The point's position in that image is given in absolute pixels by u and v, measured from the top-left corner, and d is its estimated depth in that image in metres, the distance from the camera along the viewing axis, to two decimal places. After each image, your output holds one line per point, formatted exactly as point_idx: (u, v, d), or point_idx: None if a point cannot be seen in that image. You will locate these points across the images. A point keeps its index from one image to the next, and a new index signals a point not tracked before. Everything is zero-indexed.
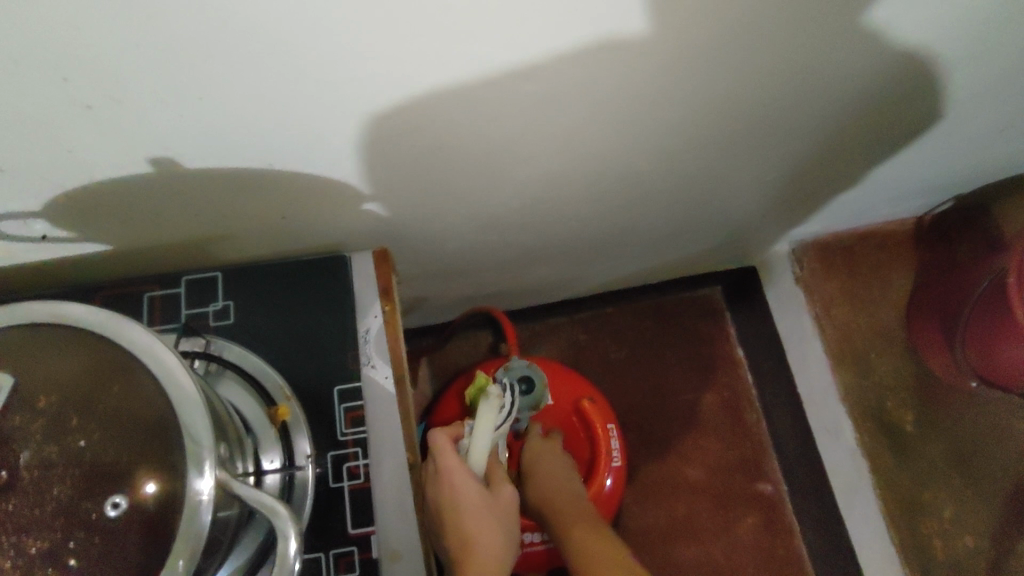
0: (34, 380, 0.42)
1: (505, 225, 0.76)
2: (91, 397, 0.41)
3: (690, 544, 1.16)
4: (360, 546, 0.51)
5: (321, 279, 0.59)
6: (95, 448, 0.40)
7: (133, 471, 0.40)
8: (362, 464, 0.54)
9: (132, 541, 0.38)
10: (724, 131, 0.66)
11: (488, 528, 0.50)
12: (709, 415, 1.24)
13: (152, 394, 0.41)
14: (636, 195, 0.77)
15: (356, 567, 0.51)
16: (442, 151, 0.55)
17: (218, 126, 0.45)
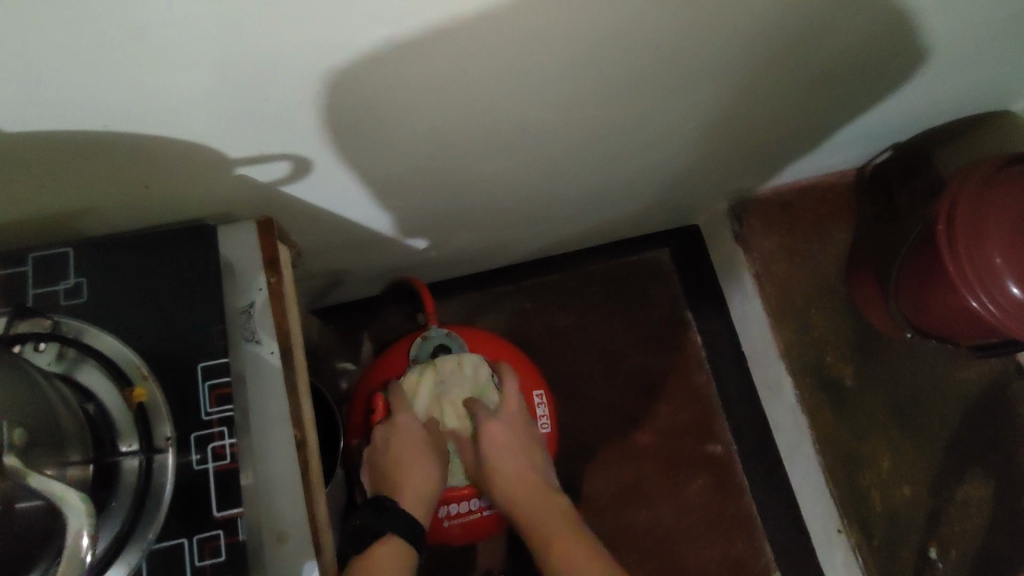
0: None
1: (410, 187, 0.72)
2: None
3: (641, 507, 1.16)
4: (227, 531, 0.48)
5: (187, 250, 0.55)
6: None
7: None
8: (230, 445, 0.50)
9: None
10: (625, 79, 0.61)
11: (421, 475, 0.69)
12: (656, 378, 1.23)
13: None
14: (549, 152, 0.73)
15: (223, 553, 0.48)
16: (304, 106, 0.51)
17: (23, 81, 0.40)
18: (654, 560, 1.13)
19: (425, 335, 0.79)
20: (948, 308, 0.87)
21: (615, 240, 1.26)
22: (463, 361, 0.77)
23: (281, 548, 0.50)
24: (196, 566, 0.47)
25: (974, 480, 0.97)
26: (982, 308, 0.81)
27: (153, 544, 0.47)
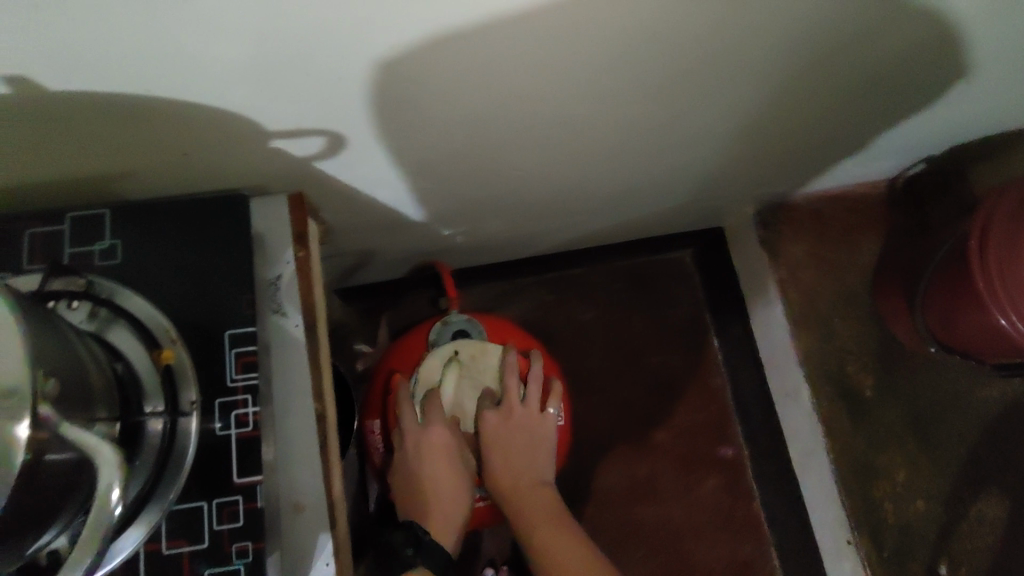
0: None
1: (429, 177, 0.73)
2: None
3: (650, 504, 1.16)
4: (246, 496, 0.49)
5: (218, 219, 0.55)
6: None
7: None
8: (253, 412, 0.51)
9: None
10: (660, 77, 0.61)
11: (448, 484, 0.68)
12: (673, 378, 1.23)
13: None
14: (575, 150, 0.73)
15: (240, 518, 0.48)
16: (338, 90, 0.51)
17: (65, 41, 0.40)
18: (661, 559, 1.14)
19: (447, 318, 0.80)
20: (975, 325, 0.85)
21: (638, 238, 1.25)
22: (482, 348, 0.77)
23: (297, 518, 0.51)
24: (214, 529, 0.48)
25: (988, 500, 0.98)
26: (1011, 326, 0.80)
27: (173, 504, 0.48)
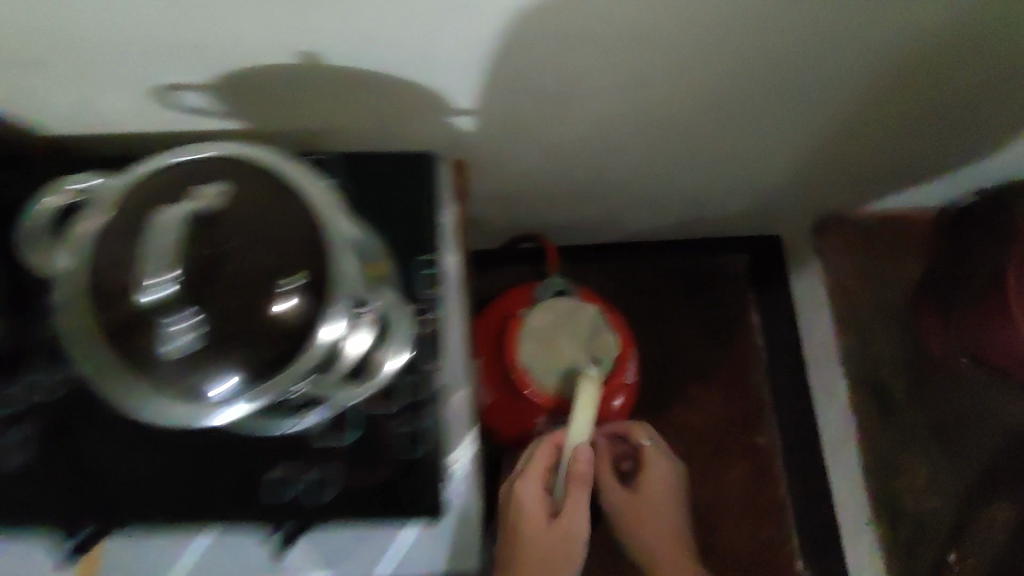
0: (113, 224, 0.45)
1: (543, 161, 0.87)
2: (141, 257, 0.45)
3: (683, 486, 1.21)
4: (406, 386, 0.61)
5: (407, 171, 0.69)
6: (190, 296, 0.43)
7: (240, 307, 0.44)
8: (430, 318, 0.62)
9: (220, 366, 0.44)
10: (758, 98, 0.75)
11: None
12: (715, 368, 1.30)
13: (269, 225, 0.46)
14: (669, 150, 0.87)
15: (405, 399, 0.59)
16: (509, 84, 0.66)
17: (346, 29, 0.56)
18: (686, 531, 1.19)
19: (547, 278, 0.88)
20: (1001, 341, 0.97)
21: (698, 236, 1.27)
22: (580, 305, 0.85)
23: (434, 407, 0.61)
24: (380, 407, 0.58)
25: (1000, 503, 1.13)
26: None
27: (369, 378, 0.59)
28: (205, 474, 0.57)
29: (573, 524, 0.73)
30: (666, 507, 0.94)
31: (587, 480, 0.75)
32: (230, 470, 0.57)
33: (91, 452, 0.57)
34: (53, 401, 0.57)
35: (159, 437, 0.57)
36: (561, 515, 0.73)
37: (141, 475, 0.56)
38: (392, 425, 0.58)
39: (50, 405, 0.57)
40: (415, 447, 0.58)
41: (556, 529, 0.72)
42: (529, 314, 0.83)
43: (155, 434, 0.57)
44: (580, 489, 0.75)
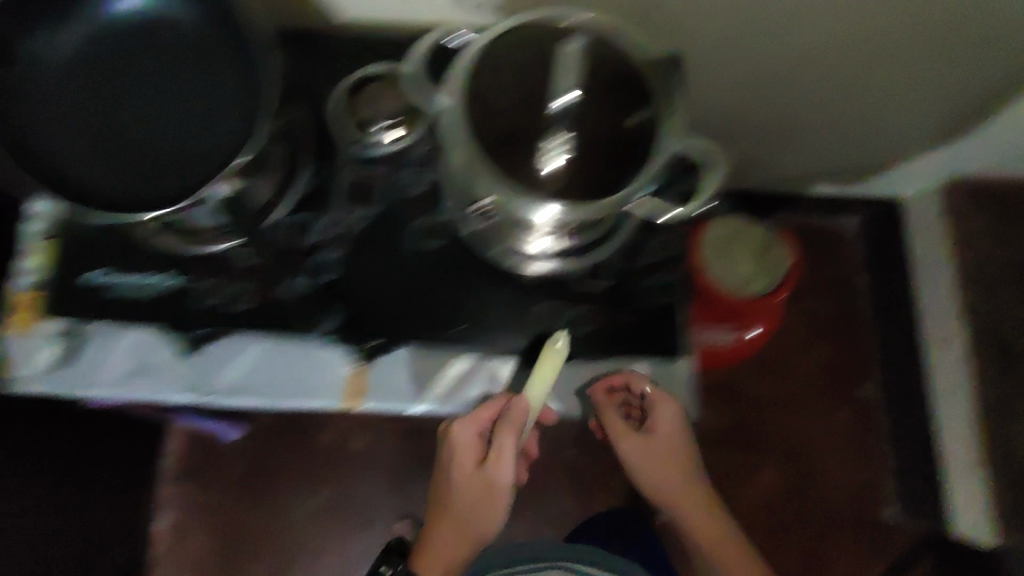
0: (480, 81, 0.51)
1: (727, 94, 0.94)
2: (512, 125, 0.50)
3: (791, 415, 1.39)
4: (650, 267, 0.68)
5: None
6: (578, 131, 0.50)
7: (617, 135, 0.51)
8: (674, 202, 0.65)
9: (596, 182, 0.50)
10: (933, 73, 0.86)
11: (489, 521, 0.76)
12: (828, 319, 1.43)
13: (621, 74, 0.51)
14: (834, 107, 0.97)
15: (644, 266, 0.68)
16: (732, 32, 0.77)
17: None
18: (791, 465, 1.38)
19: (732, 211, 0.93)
20: None
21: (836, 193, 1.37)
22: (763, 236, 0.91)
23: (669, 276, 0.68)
24: (625, 268, 0.68)
25: None
26: None
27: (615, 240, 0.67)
28: (476, 304, 0.67)
29: (495, 479, 0.73)
30: (670, 462, 0.81)
31: (519, 431, 0.67)
32: (495, 303, 0.67)
33: (374, 287, 0.66)
34: (352, 235, 0.66)
35: (434, 271, 0.67)
36: (483, 463, 0.73)
37: (406, 293, 0.67)
38: (647, 278, 0.68)
39: (349, 240, 0.66)
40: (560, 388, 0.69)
41: (478, 475, 0.74)
42: (710, 224, 0.90)
43: (430, 269, 0.67)
44: (506, 439, 0.68)
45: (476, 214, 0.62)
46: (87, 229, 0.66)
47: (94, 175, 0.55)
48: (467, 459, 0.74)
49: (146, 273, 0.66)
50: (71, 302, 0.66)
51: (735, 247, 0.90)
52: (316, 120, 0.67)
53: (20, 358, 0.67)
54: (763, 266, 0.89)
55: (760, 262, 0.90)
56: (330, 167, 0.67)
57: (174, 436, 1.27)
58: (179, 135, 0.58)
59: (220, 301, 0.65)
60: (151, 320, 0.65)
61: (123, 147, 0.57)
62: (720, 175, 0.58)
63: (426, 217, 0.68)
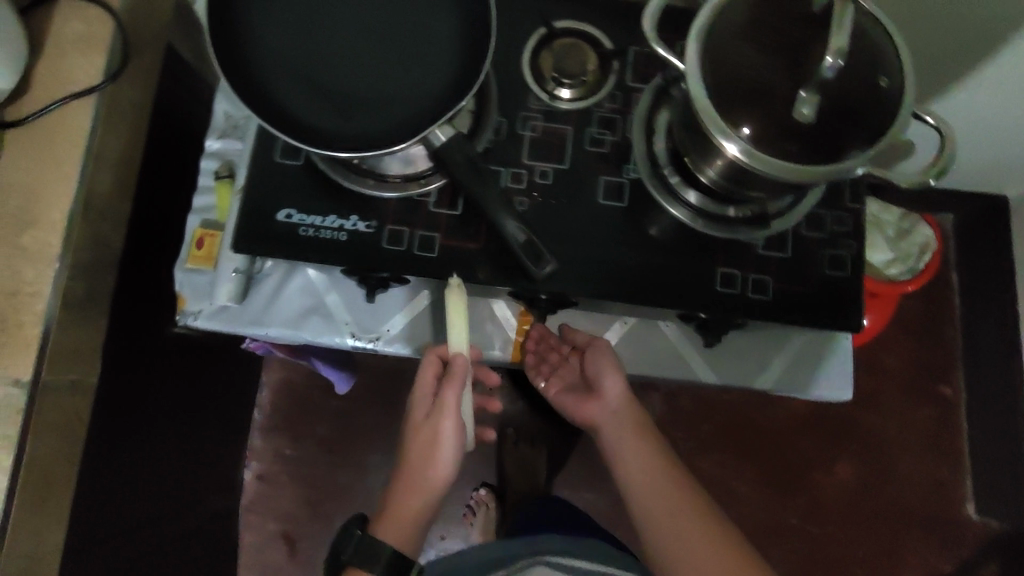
0: (709, 44, 0.54)
1: None
2: (727, 82, 0.53)
3: (869, 413, 1.35)
4: (830, 239, 0.67)
5: None
6: (822, 97, 0.52)
7: (834, 111, 0.52)
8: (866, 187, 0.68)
9: (823, 151, 0.52)
10: None
11: (430, 479, 0.69)
12: (915, 318, 1.38)
13: (866, 53, 0.53)
14: (969, 102, 0.95)
15: (823, 236, 0.67)
16: None
17: None
18: (870, 456, 1.33)
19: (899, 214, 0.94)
20: None
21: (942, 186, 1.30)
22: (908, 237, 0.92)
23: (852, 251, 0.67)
24: (804, 235, 0.67)
25: None
26: None
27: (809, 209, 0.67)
28: (668, 266, 0.66)
29: (439, 433, 0.68)
30: (647, 443, 0.72)
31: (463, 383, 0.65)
32: (688, 266, 0.66)
33: (561, 243, 0.66)
34: (540, 190, 0.67)
35: (622, 228, 0.67)
36: (431, 415, 0.69)
37: (590, 247, 0.66)
38: (824, 249, 0.67)
39: (537, 194, 0.67)
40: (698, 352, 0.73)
41: (428, 425, 0.69)
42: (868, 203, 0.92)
43: (618, 226, 0.67)
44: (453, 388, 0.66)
45: (673, 175, 0.66)
46: (277, 163, 0.67)
47: (296, 101, 0.61)
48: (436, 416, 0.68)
49: (336, 214, 0.66)
50: (260, 238, 0.66)
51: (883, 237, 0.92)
52: (504, 77, 0.69)
53: (194, 293, 0.72)
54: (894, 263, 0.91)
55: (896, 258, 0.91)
56: (516, 119, 0.69)
57: (266, 387, 1.29)
58: (381, 75, 0.62)
59: (414, 247, 0.66)
60: (341, 261, 0.65)
61: (328, 80, 0.61)
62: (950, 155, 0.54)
63: (614, 175, 0.68)
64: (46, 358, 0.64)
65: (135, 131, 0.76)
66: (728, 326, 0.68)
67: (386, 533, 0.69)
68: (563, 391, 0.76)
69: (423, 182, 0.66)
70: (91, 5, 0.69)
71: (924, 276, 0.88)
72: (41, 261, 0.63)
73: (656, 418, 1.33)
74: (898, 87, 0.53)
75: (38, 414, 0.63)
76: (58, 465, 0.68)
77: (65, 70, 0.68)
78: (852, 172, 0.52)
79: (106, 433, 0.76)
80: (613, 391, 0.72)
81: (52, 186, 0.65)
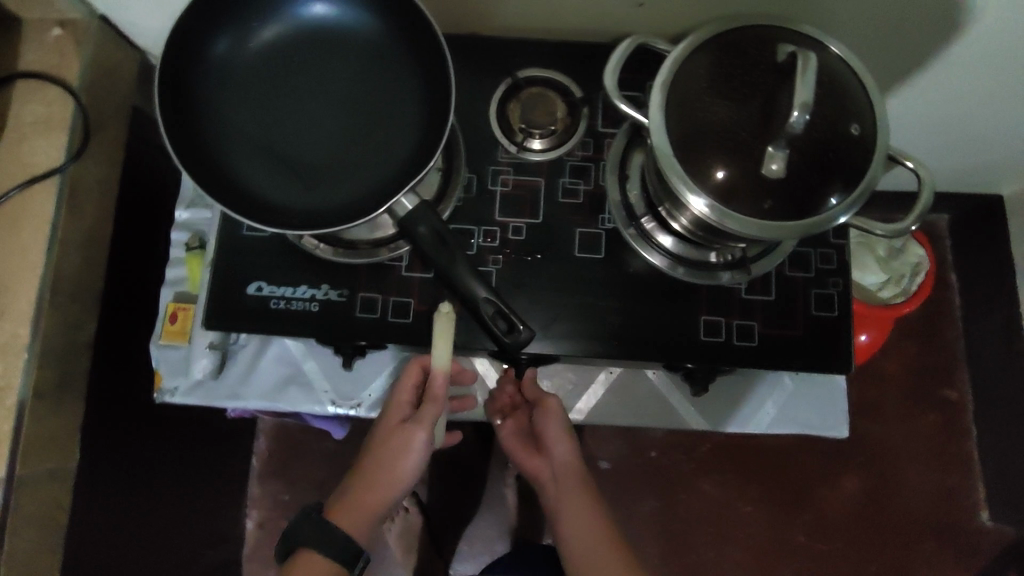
0: (676, 100, 0.53)
1: None
2: (694, 135, 0.51)
3: (873, 423, 1.29)
4: (816, 278, 0.65)
5: None
6: (793, 149, 0.50)
7: (806, 160, 0.51)
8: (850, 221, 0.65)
9: (799, 204, 0.51)
10: None
11: (398, 477, 0.61)
12: (915, 322, 1.32)
13: (832, 99, 0.51)
14: None
15: (808, 273, 0.65)
16: None
17: None
18: (876, 468, 1.29)
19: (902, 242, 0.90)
20: None
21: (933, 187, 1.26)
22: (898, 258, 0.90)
23: (841, 289, 0.65)
24: (787, 274, 0.65)
25: None
26: None
27: (793, 246, 0.65)
28: (650, 317, 0.65)
29: (415, 436, 0.61)
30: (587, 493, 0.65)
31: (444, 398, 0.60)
32: (671, 315, 0.65)
33: (537, 300, 0.65)
34: (515, 246, 0.66)
35: (600, 281, 0.65)
36: (409, 419, 0.62)
37: (568, 302, 0.65)
38: (809, 287, 0.65)
39: (511, 250, 0.65)
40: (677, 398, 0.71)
41: (403, 429, 0.62)
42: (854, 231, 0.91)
43: (596, 279, 0.65)
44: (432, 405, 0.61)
45: (649, 221, 0.64)
46: (245, 238, 0.65)
47: (260, 180, 0.59)
48: (402, 420, 0.63)
49: (307, 284, 0.64)
50: (232, 314, 0.64)
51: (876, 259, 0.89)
52: (471, 131, 0.68)
53: (171, 371, 0.70)
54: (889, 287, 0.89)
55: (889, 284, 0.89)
56: (486, 174, 0.67)
57: (262, 434, 1.20)
58: (345, 146, 0.61)
59: (388, 314, 0.64)
60: (314, 332, 0.64)
61: (291, 154, 0.60)
62: (926, 201, 0.52)
63: (589, 226, 0.66)
64: (21, 452, 0.63)
65: (104, 206, 0.74)
66: (716, 373, 0.66)
67: (341, 524, 0.61)
68: (516, 432, 0.70)
69: (392, 246, 0.65)
70: (50, 85, 0.68)
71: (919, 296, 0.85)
72: (10, 353, 0.63)
73: (658, 442, 1.31)
74: (869, 135, 0.52)
75: (15, 509, 0.62)
76: (41, 555, 0.67)
77: (23, 155, 0.67)
78: (833, 221, 0.51)
79: (91, 512, 0.75)
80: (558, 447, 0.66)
81: (18, 276, 0.64)
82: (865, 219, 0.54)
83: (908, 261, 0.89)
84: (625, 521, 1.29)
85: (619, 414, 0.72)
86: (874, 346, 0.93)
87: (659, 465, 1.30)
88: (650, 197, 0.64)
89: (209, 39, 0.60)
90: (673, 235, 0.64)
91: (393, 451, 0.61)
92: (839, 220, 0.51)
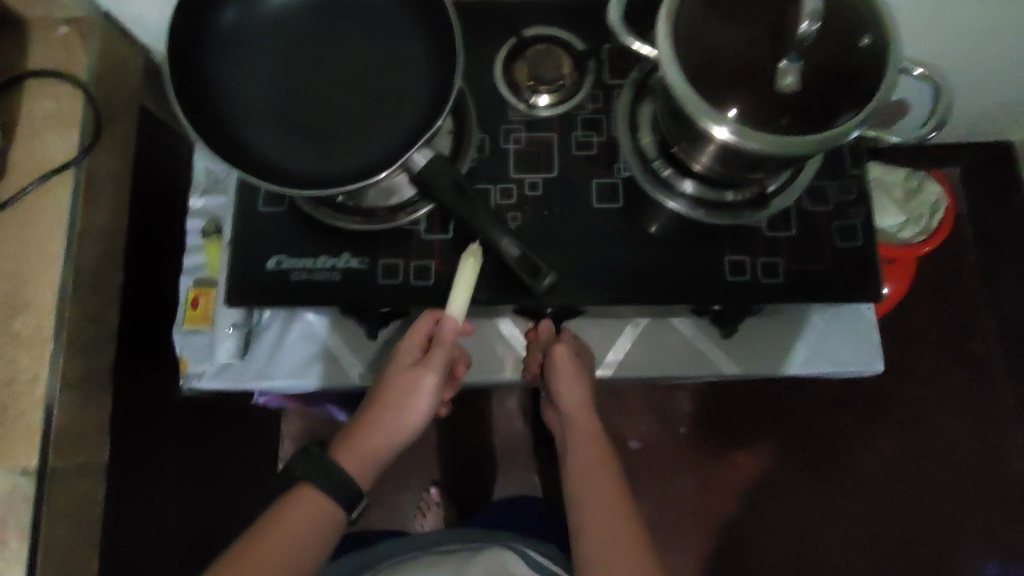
0: (683, 30, 0.52)
1: None
2: (706, 63, 0.51)
3: (903, 382, 1.28)
4: (838, 210, 0.65)
5: None
6: (808, 68, 0.50)
7: (819, 78, 0.50)
8: (861, 152, 0.66)
9: (817, 122, 0.50)
10: None
11: (403, 424, 0.60)
12: (934, 279, 1.31)
13: (842, 15, 0.51)
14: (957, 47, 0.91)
15: (829, 204, 0.65)
16: None
17: None
18: (908, 427, 1.26)
19: (922, 186, 0.89)
20: None
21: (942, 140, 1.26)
22: (916, 197, 0.89)
23: (868, 219, 0.64)
24: (810, 207, 0.65)
25: None
26: None
27: (812, 180, 0.65)
28: (673, 261, 0.64)
29: (420, 383, 0.61)
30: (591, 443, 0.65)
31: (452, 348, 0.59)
32: (695, 258, 0.64)
33: (559, 253, 0.64)
34: (532, 202, 0.65)
35: (619, 229, 0.65)
36: (416, 366, 0.61)
37: (592, 254, 0.64)
38: (833, 219, 0.64)
39: (529, 206, 0.65)
40: (696, 338, 0.71)
41: (410, 376, 0.61)
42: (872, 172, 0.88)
43: (616, 228, 0.65)
44: (438, 356, 0.59)
45: (664, 166, 0.63)
46: (262, 213, 0.65)
47: (271, 149, 0.59)
48: (409, 364, 0.62)
49: (327, 254, 0.64)
50: (252, 290, 0.64)
51: (895, 207, 0.88)
52: (479, 93, 0.68)
53: (195, 355, 0.73)
54: (912, 229, 0.87)
55: (908, 230, 0.88)
56: (497, 133, 0.67)
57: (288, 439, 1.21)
58: (355, 109, 0.61)
59: (410, 278, 0.64)
60: (338, 300, 0.63)
61: (301, 116, 0.60)
62: (945, 108, 0.51)
63: (605, 176, 0.66)
64: (52, 443, 0.62)
65: (120, 201, 0.75)
66: (745, 314, 0.65)
67: (346, 464, 0.60)
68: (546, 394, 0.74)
69: (410, 210, 0.64)
70: (59, 80, 0.69)
71: (939, 237, 0.85)
72: (35, 344, 0.63)
73: (685, 417, 1.29)
74: (882, 45, 0.51)
75: (51, 501, 0.62)
76: (77, 550, 0.66)
77: (36, 150, 0.67)
78: (850, 136, 0.50)
79: (124, 509, 0.75)
80: (569, 400, 0.66)
81: (39, 268, 0.64)
82: (881, 127, 0.52)
83: (930, 199, 0.88)
84: (658, 499, 1.27)
85: (644, 366, 0.71)
86: (898, 292, 0.93)
87: (688, 439, 1.29)
88: (663, 141, 0.63)
89: (216, 14, 0.61)
90: (691, 176, 0.63)
91: (399, 395, 0.61)
92: (856, 135, 0.50)
